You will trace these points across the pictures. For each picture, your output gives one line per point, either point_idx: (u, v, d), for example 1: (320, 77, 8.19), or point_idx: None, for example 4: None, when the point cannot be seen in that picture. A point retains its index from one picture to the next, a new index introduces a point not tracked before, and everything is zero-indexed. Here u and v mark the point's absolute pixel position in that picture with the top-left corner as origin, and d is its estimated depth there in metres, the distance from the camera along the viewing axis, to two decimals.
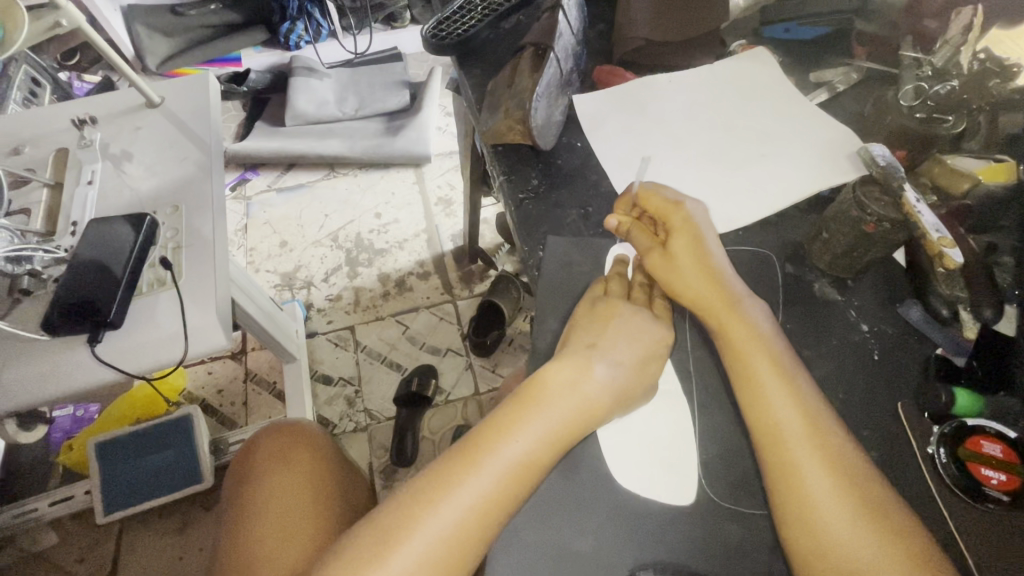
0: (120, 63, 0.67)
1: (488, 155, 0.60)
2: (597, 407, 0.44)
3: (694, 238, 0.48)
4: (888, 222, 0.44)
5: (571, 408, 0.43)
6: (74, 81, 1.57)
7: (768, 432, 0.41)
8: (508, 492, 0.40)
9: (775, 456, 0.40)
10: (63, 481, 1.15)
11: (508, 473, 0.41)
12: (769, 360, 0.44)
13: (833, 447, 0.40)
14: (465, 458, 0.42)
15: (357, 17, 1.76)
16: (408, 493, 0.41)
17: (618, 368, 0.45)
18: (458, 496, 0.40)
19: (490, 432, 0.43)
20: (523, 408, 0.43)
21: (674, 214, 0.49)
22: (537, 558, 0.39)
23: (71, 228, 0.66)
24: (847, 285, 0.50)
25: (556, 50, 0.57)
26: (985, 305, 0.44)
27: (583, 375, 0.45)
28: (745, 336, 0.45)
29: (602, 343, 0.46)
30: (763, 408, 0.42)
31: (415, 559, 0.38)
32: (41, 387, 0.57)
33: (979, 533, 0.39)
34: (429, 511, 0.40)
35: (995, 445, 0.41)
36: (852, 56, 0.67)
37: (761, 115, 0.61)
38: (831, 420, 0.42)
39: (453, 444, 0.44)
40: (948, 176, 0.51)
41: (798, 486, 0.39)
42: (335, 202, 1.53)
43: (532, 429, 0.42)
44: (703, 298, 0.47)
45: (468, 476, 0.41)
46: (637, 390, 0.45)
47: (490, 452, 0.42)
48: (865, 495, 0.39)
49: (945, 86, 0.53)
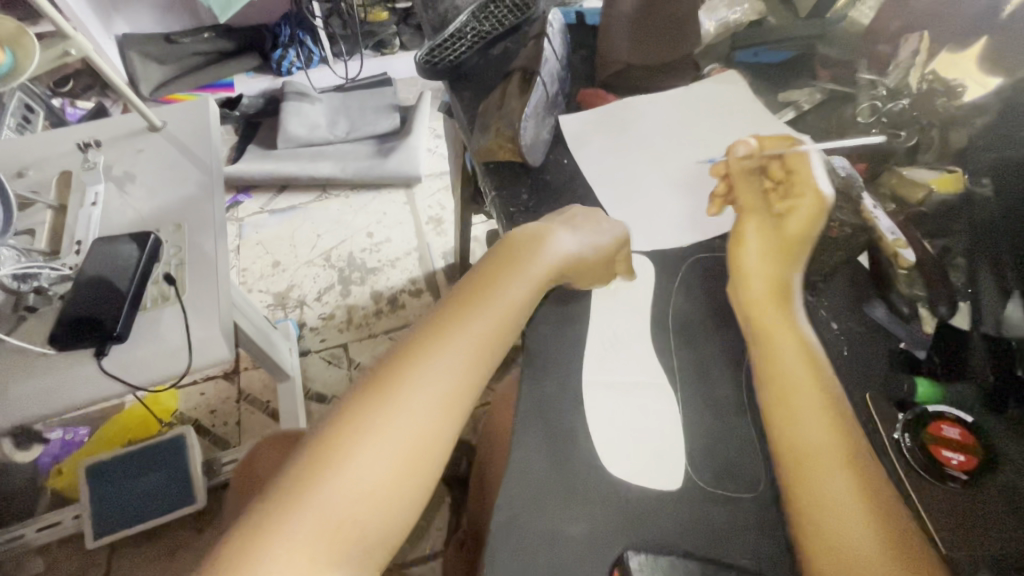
0: (128, 90, 0.70)
1: (480, 171, 0.64)
2: (569, 264, 0.50)
3: (807, 231, 0.50)
4: (848, 227, 0.51)
5: (534, 281, 0.48)
6: (68, 107, 1.61)
7: (786, 439, 0.42)
8: (483, 353, 0.44)
9: (796, 475, 0.41)
10: (50, 505, 1.14)
11: (498, 319, 0.46)
12: (804, 369, 0.45)
13: (850, 453, 0.41)
14: (437, 331, 0.44)
15: (348, 44, 1.83)
16: (382, 372, 0.42)
17: (575, 250, 0.50)
18: (438, 363, 0.42)
19: (470, 292, 0.47)
20: (501, 269, 0.48)
21: (808, 198, 0.51)
22: (538, 545, 0.42)
23: (76, 247, 0.68)
24: (818, 287, 0.52)
25: (542, 75, 0.62)
26: (941, 301, 0.49)
27: (552, 239, 0.50)
28: (785, 339, 0.47)
29: (564, 222, 0.52)
30: (787, 425, 0.43)
31: (421, 404, 0.40)
32: (46, 400, 0.58)
33: (944, 511, 0.41)
34: (428, 364, 0.42)
35: (954, 428, 0.44)
36: (818, 78, 0.72)
37: (735, 132, 0.65)
38: (862, 440, 0.42)
39: (415, 325, 0.46)
40: (905, 186, 0.56)
41: (811, 486, 0.40)
42: (327, 222, 1.56)
43: (514, 283, 0.47)
44: (757, 297, 0.49)
45: (460, 327, 0.44)
46: (586, 279, 0.52)
47: (477, 304, 0.46)
48: (871, 496, 0.39)
49: (897, 104, 0.61)
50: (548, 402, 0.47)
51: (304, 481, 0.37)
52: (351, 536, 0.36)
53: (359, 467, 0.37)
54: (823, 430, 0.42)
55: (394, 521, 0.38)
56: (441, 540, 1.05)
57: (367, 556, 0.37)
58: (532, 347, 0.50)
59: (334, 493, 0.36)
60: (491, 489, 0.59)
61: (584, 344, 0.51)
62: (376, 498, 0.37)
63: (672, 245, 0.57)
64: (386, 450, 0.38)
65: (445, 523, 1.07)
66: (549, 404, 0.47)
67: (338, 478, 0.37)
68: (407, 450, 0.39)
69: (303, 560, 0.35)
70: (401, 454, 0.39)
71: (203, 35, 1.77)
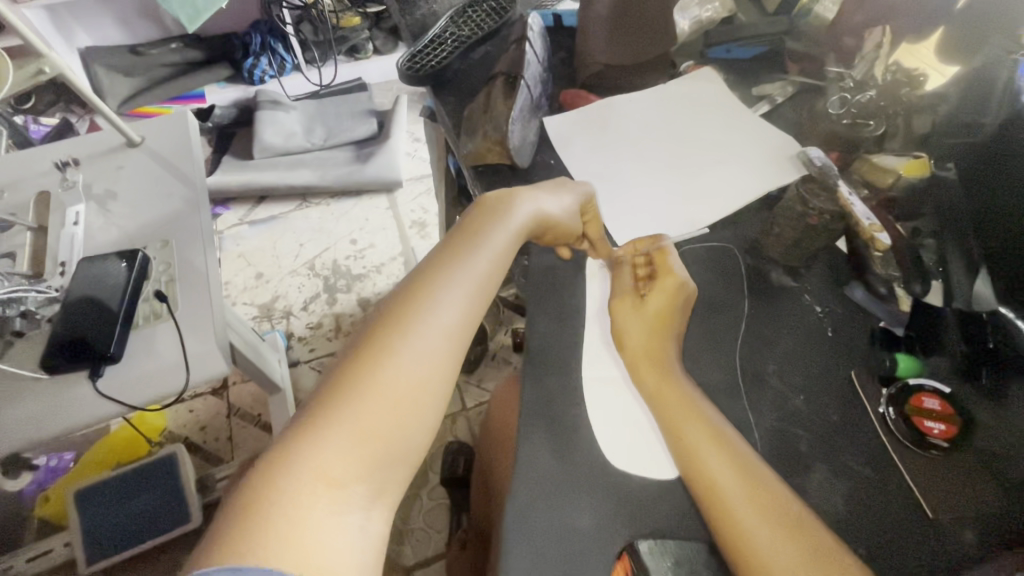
0: (102, 104, 0.69)
1: (468, 175, 0.65)
2: (555, 221, 0.53)
3: (666, 306, 0.51)
4: (828, 214, 0.51)
5: (525, 229, 0.52)
6: (31, 124, 1.56)
7: (703, 485, 0.42)
8: (484, 292, 0.48)
9: (714, 513, 0.41)
10: (38, 534, 1.11)
11: (489, 270, 0.49)
12: (685, 405, 0.46)
13: (755, 479, 0.41)
14: (439, 271, 0.47)
15: (320, 50, 1.81)
16: (391, 309, 0.45)
17: (554, 214, 0.54)
18: (444, 297, 0.46)
19: (459, 247, 0.49)
20: (485, 226, 0.51)
21: (667, 277, 0.52)
22: (546, 541, 0.42)
23: (60, 268, 0.66)
24: (799, 273, 0.56)
25: (526, 78, 0.63)
26: (915, 281, 0.51)
27: (536, 200, 0.53)
28: (670, 389, 0.47)
29: (543, 188, 0.55)
30: (695, 464, 0.43)
31: (423, 349, 0.43)
32: (40, 426, 0.57)
33: (928, 477, 0.44)
34: (427, 312, 0.44)
35: (934, 399, 0.46)
36: (787, 72, 0.75)
37: (712, 127, 0.67)
38: (762, 468, 0.43)
39: (418, 270, 0.49)
40: (874, 172, 0.58)
41: (735, 525, 0.39)
42: (309, 231, 1.55)
43: (502, 238, 0.50)
44: (641, 357, 0.49)
45: (454, 279, 0.47)
46: (559, 236, 0.55)
47: (468, 257, 0.48)
48: (789, 520, 0.39)
49: (864, 95, 0.60)
50: (551, 397, 0.49)
51: (330, 402, 0.40)
52: (377, 450, 0.39)
53: (380, 388, 0.41)
54: (724, 466, 0.42)
55: (414, 439, 0.41)
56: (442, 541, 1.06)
57: (392, 468, 0.40)
58: (531, 344, 0.52)
59: (360, 411, 0.39)
60: (499, 486, 0.60)
61: (583, 339, 0.52)
62: (398, 416, 0.40)
63: None
64: (404, 372, 0.42)
65: (446, 524, 1.07)
66: (552, 399, 0.49)
67: (363, 398, 0.40)
68: (422, 374, 0.42)
69: (336, 470, 0.37)
70: (417, 377, 0.42)
71: (170, 45, 1.74)
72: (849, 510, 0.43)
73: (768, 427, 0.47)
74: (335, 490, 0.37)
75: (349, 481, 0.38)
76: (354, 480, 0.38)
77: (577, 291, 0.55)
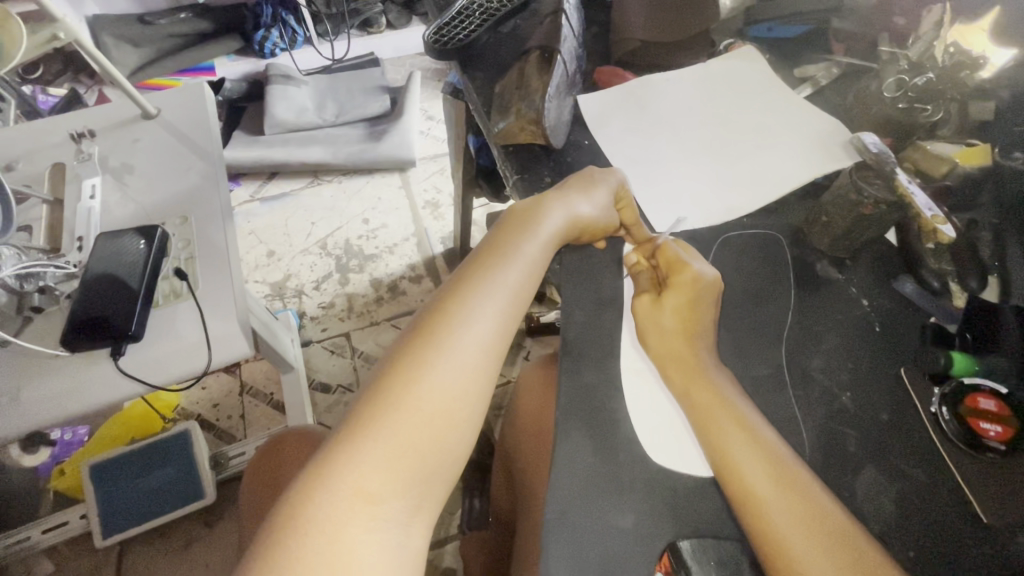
0: (117, 73, 0.66)
1: (498, 155, 0.62)
2: (590, 223, 0.51)
3: (688, 300, 0.48)
4: (884, 204, 0.48)
5: (562, 231, 0.50)
6: (38, 94, 1.50)
7: (740, 488, 0.41)
8: (519, 300, 0.46)
9: (750, 519, 0.39)
10: (54, 507, 1.11)
11: (525, 278, 0.47)
12: (722, 403, 0.44)
13: (795, 483, 0.40)
14: (474, 276, 0.46)
15: (333, 23, 1.77)
16: (427, 318, 0.43)
17: (590, 215, 0.51)
18: (479, 307, 0.44)
19: (494, 253, 0.47)
20: (518, 231, 0.49)
21: (682, 272, 0.49)
22: (584, 540, 0.41)
23: (78, 243, 0.65)
24: (845, 264, 0.54)
25: (562, 53, 0.60)
26: (970, 276, 0.50)
27: (573, 201, 0.51)
28: (707, 392, 0.45)
29: (580, 185, 0.52)
30: (730, 467, 0.41)
31: (458, 362, 0.41)
32: (62, 404, 0.56)
33: (985, 482, 0.42)
34: (462, 323, 0.43)
35: (991, 400, 0.45)
36: (832, 52, 0.71)
37: (755, 109, 0.64)
38: (801, 472, 0.41)
39: (452, 275, 0.47)
40: (927, 160, 0.54)
41: (771, 531, 0.38)
42: (321, 209, 1.52)
43: (538, 244, 0.48)
44: (678, 353, 0.47)
45: (489, 288, 0.45)
46: (596, 235, 0.53)
47: (503, 264, 0.46)
48: (834, 531, 0.38)
49: (923, 78, 0.56)
50: (590, 390, 0.47)
51: (366, 419, 0.39)
52: (415, 467, 0.39)
53: (416, 404, 0.39)
54: (761, 471, 0.40)
55: (451, 453, 0.41)
56: (456, 522, 1.04)
57: (429, 482, 0.39)
58: (568, 333, 0.50)
59: (397, 428, 0.39)
60: (527, 476, 0.59)
61: (621, 331, 0.50)
62: (435, 431, 0.40)
63: (699, 225, 0.56)
64: (441, 386, 0.40)
65: (458, 506, 1.06)
66: (591, 391, 0.47)
67: (399, 414, 0.39)
68: (458, 388, 0.41)
69: (373, 487, 0.37)
70: (454, 392, 0.41)
71: (179, 15, 1.69)
72: (900, 513, 0.42)
73: (815, 425, 0.46)
74: (373, 507, 0.37)
75: (387, 498, 0.37)
76: (392, 496, 0.38)
77: (613, 279, 0.53)
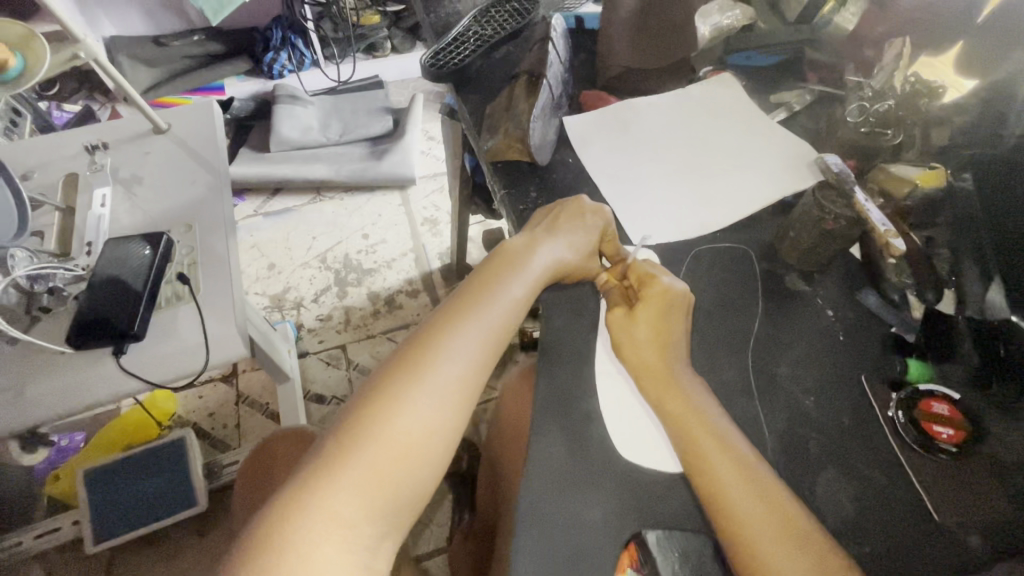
0: (132, 90, 0.71)
1: (487, 171, 0.66)
2: (569, 263, 0.54)
3: (657, 311, 0.51)
4: (844, 220, 0.52)
5: (542, 272, 0.53)
6: (53, 110, 1.57)
7: (706, 480, 0.43)
8: (498, 336, 0.49)
9: (716, 512, 0.42)
10: (49, 511, 1.12)
11: (503, 317, 0.49)
12: (686, 403, 0.47)
13: (753, 476, 0.42)
14: (456, 312, 0.48)
15: (340, 46, 1.84)
16: (410, 351, 0.46)
17: (566, 253, 0.54)
18: (458, 343, 0.47)
19: (476, 291, 0.50)
20: (499, 270, 0.52)
21: (651, 284, 0.52)
22: (553, 545, 0.43)
23: (87, 248, 0.68)
24: (813, 278, 0.57)
25: (549, 77, 0.64)
26: (928, 289, 0.53)
27: (551, 241, 0.54)
28: (676, 398, 0.47)
29: (560, 224, 0.55)
30: (701, 464, 0.44)
31: (436, 397, 0.44)
32: (64, 399, 0.59)
33: (938, 481, 0.45)
34: (441, 359, 0.46)
35: (943, 404, 0.47)
36: (806, 80, 0.75)
37: (731, 134, 0.68)
38: (761, 469, 0.43)
39: (436, 309, 0.50)
40: (891, 181, 0.57)
41: (735, 521, 0.41)
42: (322, 224, 1.57)
43: (517, 283, 0.51)
44: (652, 366, 0.49)
45: (468, 326, 0.48)
46: (574, 276, 0.55)
47: (484, 302, 0.49)
48: (789, 524, 0.40)
49: (884, 104, 0.61)
50: (566, 389, 0.50)
51: (345, 447, 0.41)
52: (388, 495, 0.41)
53: (393, 436, 0.42)
54: (728, 467, 0.43)
55: (423, 483, 0.43)
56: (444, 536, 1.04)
57: (401, 509, 0.42)
58: (546, 337, 0.53)
59: (374, 459, 0.41)
60: (509, 480, 0.62)
61: (595, 337, 0.53)
62: (410, 461, 0.42)
63: (673, 239, 0.60)
64: (417, 420, 0.43)
65: (446, 519, 1.05)
66: (565, 391, 0.50)
67: (377, 444, 0.42)
68: (434, 422, 0.44)
69: (347, 512, 0.40)
70: (430, 425, 0.43)
71: (193, 37, 1.76)
72: (858, 511, 0.44)
73: (780, 426, 0.48)
74: (347, 530, 0.39)
75: (360, 522, 0.40)
76: (364, 520, 0.40)
77: (590, 289, 0.56)
